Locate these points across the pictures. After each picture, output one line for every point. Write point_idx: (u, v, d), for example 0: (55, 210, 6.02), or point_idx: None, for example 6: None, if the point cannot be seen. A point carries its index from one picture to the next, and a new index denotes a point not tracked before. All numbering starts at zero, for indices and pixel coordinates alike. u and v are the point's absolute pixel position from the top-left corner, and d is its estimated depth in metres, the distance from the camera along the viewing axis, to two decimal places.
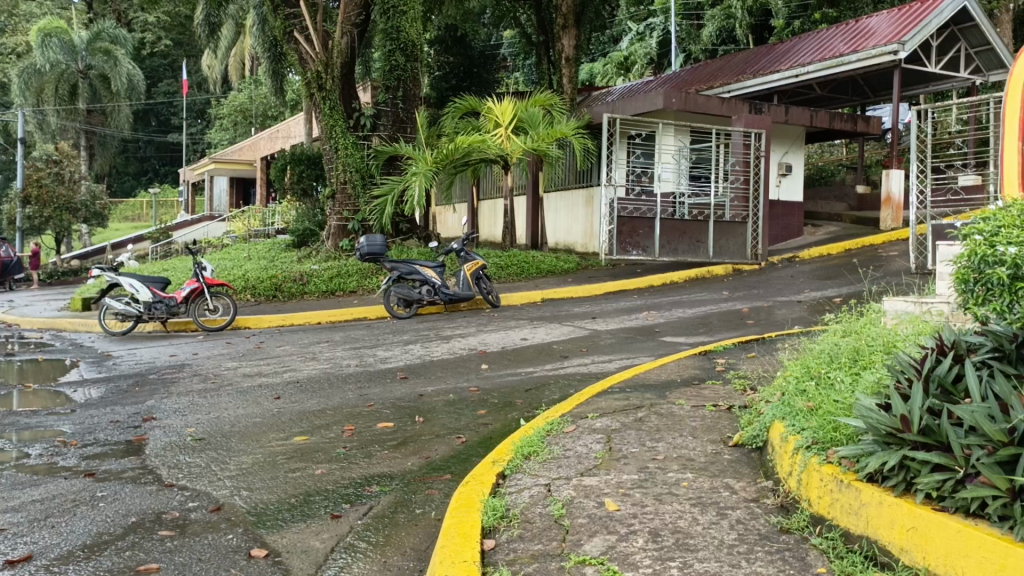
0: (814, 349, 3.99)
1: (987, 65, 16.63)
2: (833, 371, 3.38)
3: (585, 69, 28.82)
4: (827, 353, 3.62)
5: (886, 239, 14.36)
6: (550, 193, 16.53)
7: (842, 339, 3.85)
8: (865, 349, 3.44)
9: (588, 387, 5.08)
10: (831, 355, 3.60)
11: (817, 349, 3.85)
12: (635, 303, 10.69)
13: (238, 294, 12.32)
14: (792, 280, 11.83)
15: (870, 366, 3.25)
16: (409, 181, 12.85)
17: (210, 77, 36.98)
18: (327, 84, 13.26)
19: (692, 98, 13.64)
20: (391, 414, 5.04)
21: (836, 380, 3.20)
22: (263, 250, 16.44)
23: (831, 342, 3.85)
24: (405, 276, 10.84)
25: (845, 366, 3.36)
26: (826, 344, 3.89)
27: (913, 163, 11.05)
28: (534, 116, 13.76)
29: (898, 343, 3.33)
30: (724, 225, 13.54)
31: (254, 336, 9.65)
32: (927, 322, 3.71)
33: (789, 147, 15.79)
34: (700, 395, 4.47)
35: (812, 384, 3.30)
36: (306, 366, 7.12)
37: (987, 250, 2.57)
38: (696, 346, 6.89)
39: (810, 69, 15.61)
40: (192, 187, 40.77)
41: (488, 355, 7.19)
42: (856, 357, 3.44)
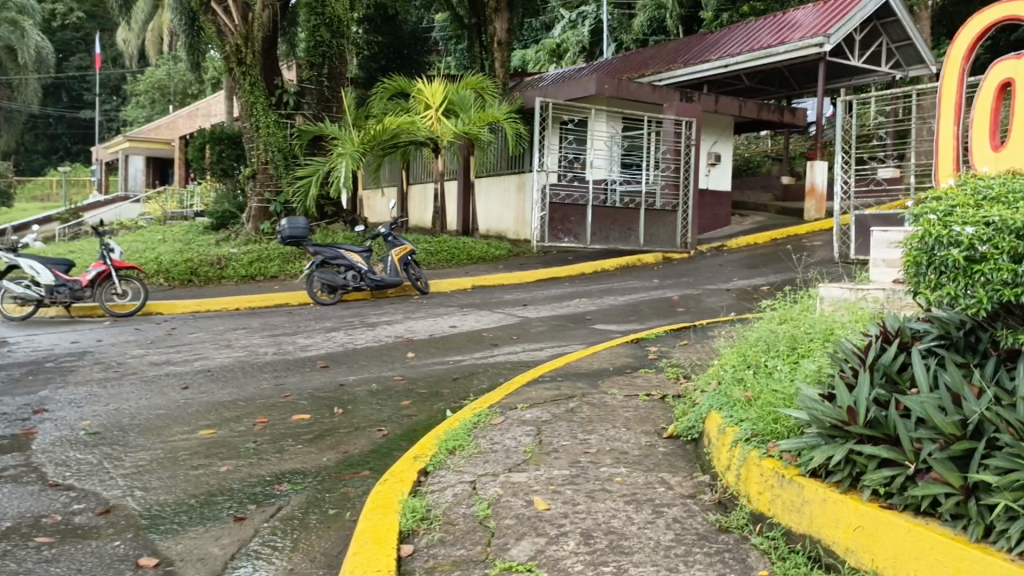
0: (750, 336, 3.87)
1: (906, 60, 17.09)
2: (770, 360, 3.24)
3: (517, 55, 28.63)
4: (763, 341, 3.50)
5: (810, 230, 14.62)
6: (481, 178, 16.25)
7: (778, 327, 3.73)
8: (803, 337, 3.32)
9: (518, 376, 4.88)
10: (767, 342, 3.48)
11: (752, 336, 3.72)
12: (566, 290, 10.56)
13: (150, 279, 11.71)
14: (721, 268, 11.88)
15: (809, 355, 3.13)
16: (334, 162, 12.42)
17: (127, 53, 35.38)
18: (247, 58, 12.70)
19: (624, 85, 13.57)
20: (309, 405, 4.75)
21: (774, 369, 3.07)
22: (179, 233, 15.74)
23: (766, 329, 3.73)
24: (329, 260, 10.46)
25: (782, 354, 3.23)
26: (762, 331, 3.76)
27: (838, 154, 11.20)
28: (464, 99, 13.56)
29: (837, 331, 3.22)
30: (654, 213, 13.48)
31: (166, 323, 9.15)
32: (865, 309, 3.63)
33: (718, 137, 15.93)
34: (633, 384, 4.32)
35: (749, 373, 3.17)
36: (220, 354, 6.73)
37: (941, 231, 2.39)
38: (627, 333, 6.78)
39: (739, 60, 15.72)
40: (107, 167, 39.03)
41: (414, 343, 6.92)
42: (794, 345, 3.32)
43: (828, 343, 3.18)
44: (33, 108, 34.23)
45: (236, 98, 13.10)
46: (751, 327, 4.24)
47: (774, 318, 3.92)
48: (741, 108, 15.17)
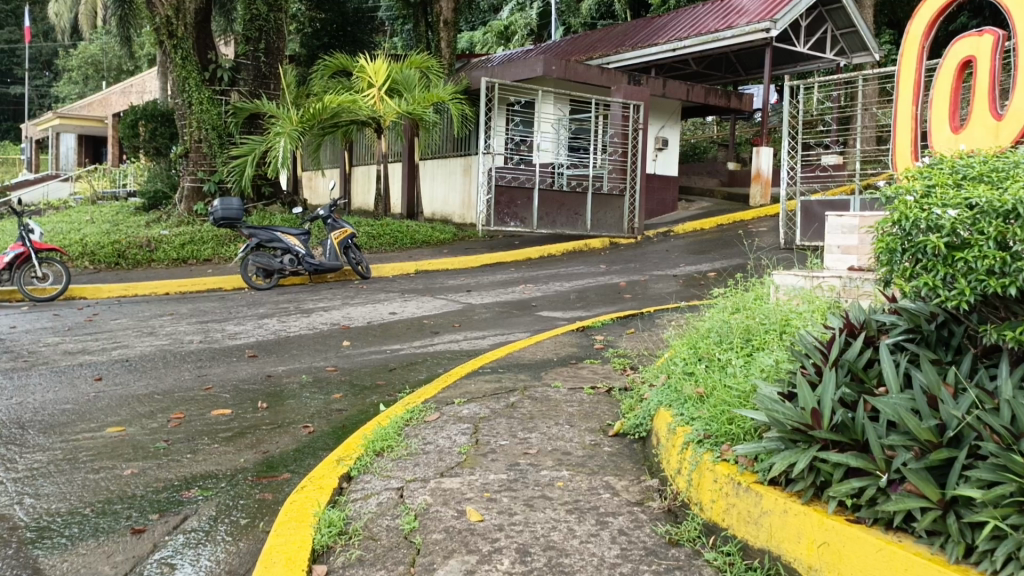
0: (700, 327, 3.67)
1: (850, 47, 17.20)
2: (722, 353, 3.04)
3: (465, 37, 28.21)
4: (715, 332, 3.29)
5: (756, 216, 14.63)
6: (426, 160, 15.86)
7: (730, 317, 3.53)
8: (757, 328, 3.13)
9: (456, 367, 4.61)
10: (720, 333, 3.27)
11: (703, 326, 3.51)
12: (511, 275, 10.30)
13: (73, 261, 11.08)
14: (667, 254, 11.76)
15: (764, 348, 2.93)
16: (272, 142, 11.99)
17: (58, 26, 33.86)
18: (179, 31, 12.06)
19: (572, 67, 13.35)
20: (230, 399, 4.39)
21: (729, 363, 2.86)
22: (108, 214, 15.03)
23: (718, 319, 3.52)
24: (265, 243, 10.00)
25: (736, 347, 3.03)
26: (712, 321, 3.55)
27: (786, 139, 11.14)
28: (409, 79, 13.12)
29: (794, 323, 3.03)
30: (602, 197, 13.28)
31: (89, 308, 8.62)
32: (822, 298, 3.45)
33: (666, 121, 15.83)
34: (577, 376, 4.08)
35: (701, 367, 2.95)
36: (140, 342, 6.29)
37: (919, 214, 2.23)
38: (573, 321, 6.56)
39: (687, 45, 15.62)
40: (36, 145, 37.38)
41: (350, 331, 6.58)
42: (748, 337, 3.12)
43: (784, 335, 2.99)
44: None
45: (166, 72, 12.45)
46: (702, 317, 4.04)
47: (725, 307, 3.72)
48: (689, 93, 15.08)
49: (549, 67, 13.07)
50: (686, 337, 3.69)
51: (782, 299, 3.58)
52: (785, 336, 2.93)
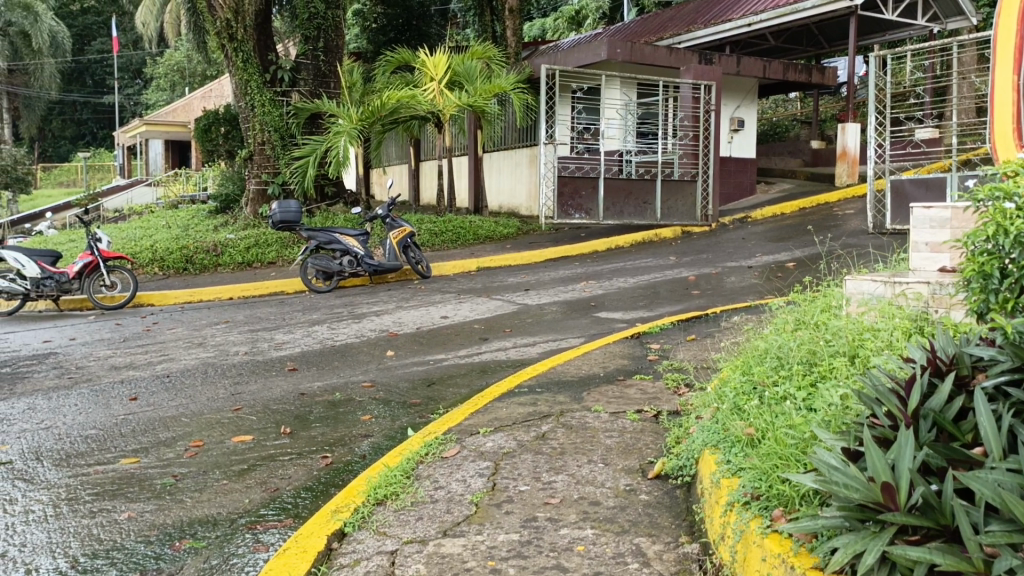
0: (758, 344, 3.20)
1: (944, 12, 15.96)
2: (780, 383, 2.58)
3: (535, 25, 27.74)
4: (773, 355, 2.83)
5: (841, 198, 13.73)
6: (492, 152, 15.51)
7: (794, 335, 3.04)
8: (822, 352, 2.65)
9: (495, 384, 4.24)
10: (781, 355, 2.81)
11: (759, 347, 3.04)
12: (575, 271, 9.86)
13: (143, 268, 11.19)
14: (744, 242, 11.08)
15: (831, 377, 2.47)
16: (332, 141, 11.78)
17: (145, 35, 34.97)
18: (239, 33, 12.12)
19: (638, 48, 12.77)
20: (256, 421, 4.12)
21: (787, 398, 2.41)
22: (183, 218, 15.27)
23: (776, 339, 3.04)
24: (323, 246, 9.88)
25: (798, 376, 2.57)
26: (770, 340, 3.07)
27: (872, 115, 10.29)
28: (470, 70, 12.78)
29: (868, 347, 2.56)
30: (672, 184, 12.64)
31: (150, 317, 8.61)
32: (903, 312, 2.96)
33: (742, 101, 15.02)
34: (623, 398, 3.62)
35: (756, 401, 2.51)
36: (186, 355, 6.14)
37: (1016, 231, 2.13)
38: (633, 324, 6.08)
39: (763, 19, 14.71)
40: (127, 152, 38.79)
41: (399, 340, 6.28)
42: (812, 362, 2.66)
43: (855, 362, 2.51)
44: (52, 94, 34.23)
45: (229, 76, 12.56)
46: (762, 332, 3.55)
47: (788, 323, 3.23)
48: (765, 70, 14.25)
49: (613, 51, 12.53)
50: (740, 357, 3.23)
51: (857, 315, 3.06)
52: (856, 365, 2.46)
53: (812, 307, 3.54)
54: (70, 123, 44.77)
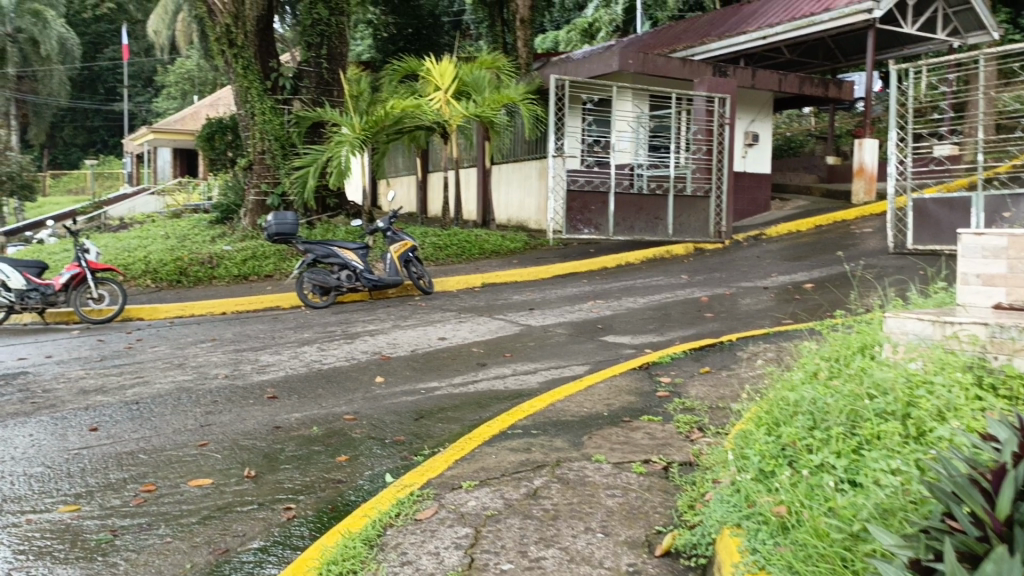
0: (786, 389, 2.81)
1: (965, 27, 15.53)
2: (818, 452, 2.22)
3: (549, 38, 27.46)
4: (806, 411, 2.46)
5: (858, 215, 13.28)
6: (501, 165, 15.13)
7: (828, 386, 2.66)
8: (866, 412, 2.29)
9: (490, 422, 3.80)
10: (817, 412, 2.44)
11: (786, 398, 2.66)
12: (582, 289, 9.43)
13: (135, 279, 10.85)
14: (758, 261, 10.63)
15: (884, 449, 2.11)
16: (333, 150, 11.40)
17: (157, 43, 34.92)
18: (239, 39, 11.84)
19: (650, 59, 12.40)
20: (220, 461, 3.72)
21: (830, 478, 2.05)
22: (183, 228, 14.97)
23: (805, 388, 2.66)
24: (320, 259, 9.49)
25: (841, 443, 2.21)
26: (798, 390, 2.70)
27: (893, 130, 9.85)
28: (478, 80, 12.50)
29: (924, 412, 2.21)
30: (685, 199, 12.19)
31: (135, 333, 8.25)
32: (959, 364, 2.57)
33: (756, 115, 14.60)
34: (629, 444, 3.19)
35: (791, 476, 2.14)
36: (162, 378, 5.76)
37: None
38: (641, 352, 5.65)
39: (778, 32, 14.35)
40: (137, 160, 38.72)
41: (390, 364, 5.86)
42: (856, 426, 2.29)
43: (911, 433, 2.15)
44: (62, 101, 34.25)
45: (230, 83, 12.27)
46: (790, 376, 3.12)
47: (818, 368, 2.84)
48: (781, 83, 13.84)
49: (625, 61, 12.17)
50: (763, 407, 2.84)
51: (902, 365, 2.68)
52: (913, 439, 2.11)
53: (848, 358, 3.09)
54: (81, 131, 44.85)
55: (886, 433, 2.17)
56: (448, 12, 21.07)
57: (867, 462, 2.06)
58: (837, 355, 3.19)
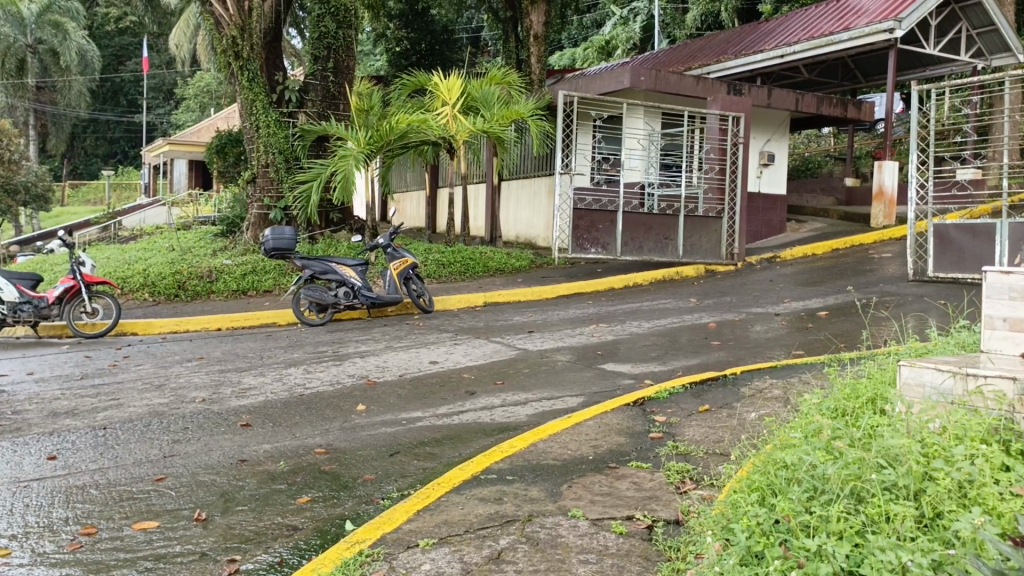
0: (781, 449, 2.59)
1: (989, 48, 15.17)
2: (816, 534, 2.01)
3: (566, 54, 27.30)
4: (805, 478, 2.26)
5: (876, 239, 12.90)
6: (510, 181, 14.93)
7: (830, 448, 2.45)
8: (874, 491, 2.10)
9: (468, 462, 3.51)
10: (815, 484, 2.22)
11: (781, 460, 2.45)
12: (587, 311, 9.13)
13: (133, 293, 10.66)
14: (770, 285, 10.29)
15: (895, 539, 1.92)
16: (336, 165, 11.20)
17: (176, 56, 35.13)
18: (245, 51, 11.64)
19: (663, 76, 12.17)
20: (172, 500, 3.45)
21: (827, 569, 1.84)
22: (188, 240, 14.81)
23: (803, 449, 2.45)
24: (318, 276, 9.25)
25: (844, 525, 2.00)
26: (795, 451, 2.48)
27: (914, 152, 9.51)
28: (487, 96, 12.26)
29: (940, 498, 2.03)
30: (696, 220, 11.87)
31: (124, 349, 8.02)
32: (983, 425, 2.36)
33: (773, 134, 14.28)
34: (611, 497, 2.87)
35: (784, 561, 1.92)
36: (136, 401, 5.51)
37: None
38: (640, 384, 5.33)
39: (796, 50, 14.08)
40: (154, 171, 38.86)
41: (376, 391, 5.58)
42: (862, 505, 2.09)
43: (924, 523, 1.97)
44: (81, 111, 34.42)
45: (235, 95, 12.14)
46: (790, 431, 2.86)
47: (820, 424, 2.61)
48: (798, 103, 13.53)
49: (637, 78, 11.95)
50: (755, 467, 2.61)
51: (913, 424, 2.47)
52: (926, 532, 1.92)
53: (858, 412, 2.85)
54: (101, 141, 45.09)
55: (897, 515, 1.98)
56: (463, 27, 20.93)
57: (874, 550, 1.87)
58: (845, 409, 2.93)
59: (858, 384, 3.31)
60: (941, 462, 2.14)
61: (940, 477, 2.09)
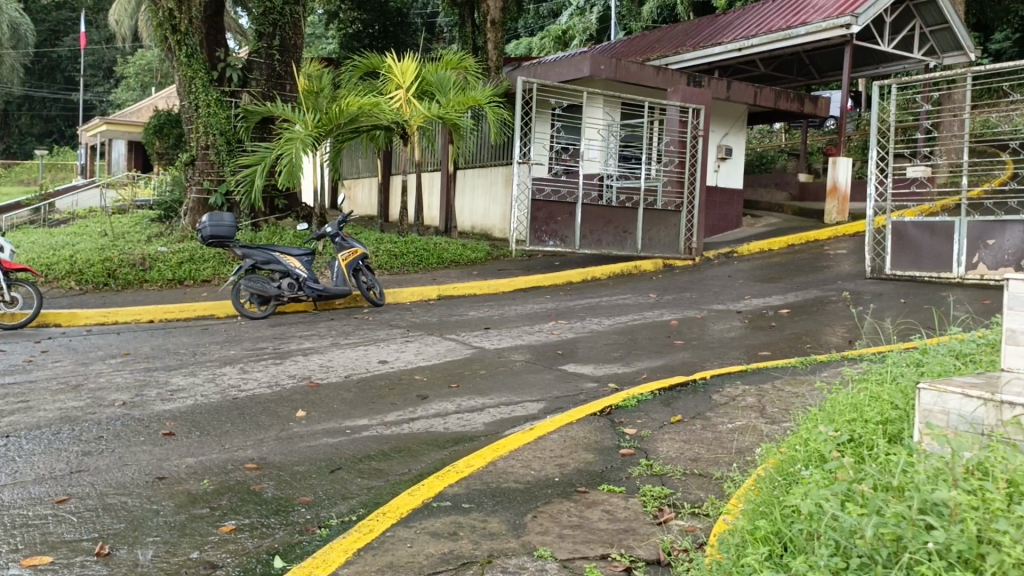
0: (790, 489, 2.27)
1: (941, 47, 15.20)
2: None
3: (522, 44, 26.90)
4: (830, 534, 1.93)
5: (832, 235, 12.82)
6: (466, 169, 14.49)
7: (854, 495, 2.10)
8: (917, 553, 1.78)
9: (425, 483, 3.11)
10: (842, 543, 1.90)
11: (795, 506, 2.12)
12: (544, 307, 8.77)
13: (58, 281, 9.95)
14: (730, 281, 10.07)
15: None
16: (282, 148, 10.62)
17: (117, 33, 33.65)
18: (183, 25, 11.12)
19: (623, 65, 11.87)
20: (70, 529, 2.98)
21: None
22: (122, 225, 14.02)
23: (822, 494, 2.10)
24: (260, 266, 8.71)
25: None
26: (812, 496, 2.14)
27: (874, 148, 9.35)
28: (443, 80, 11.81)
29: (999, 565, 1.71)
30: (655, 213, 11.60)
31: (44, 342, 7.38)
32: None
33: (730, 128, 14.11)
34: (582, 529, 2.50)
35: None
36: (47, 404, 4.96)
37: None
38: (604, 389, 5.00)
39: (753, 44, 13.89)
40: (91, 152, 37.28)
41: (318, 394, 5.13)
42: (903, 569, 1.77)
43: None
44: (13, 88, 32.76)
45: (173, 71, 11.51)
46: (791, 466, 2.54)
47: (838, 463, 2.26)
48: (757, 96, 13.36)
49: (596, 67, 11.63)
50: (761, 511, 2.27)
51: (949, 463, 2.15)
52: None
53: (871, 442, 2.57)
54: (37, 120, 43.11)
55: None
56: (418, 11, 20.39)
57: None
58: (859, 442, 2.61)
59: (854, 403, 3.01)
60: (999, 520, 1.81)
61: (997, 537, 1.77)
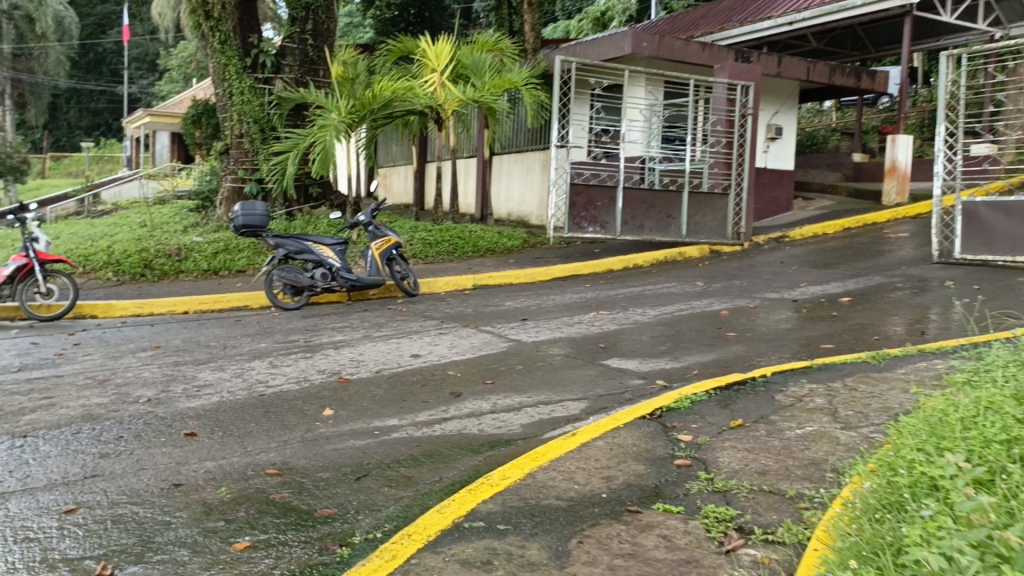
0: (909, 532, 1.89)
1: (1009, 16, 14.42)
2: None
3: (561, 27, 26.40)
4: None
5: (889, 217, 12.23)
6: (502, 155, 14.17)
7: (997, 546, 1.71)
8: None
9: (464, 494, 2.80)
10: None
11: (919, 558, 1.74)
12: (585, 296, 8.41)
13: (95, 272, 9.88)
14: (781, 268, 9.59)
15: None
16: (314, 135, 10.41)
17: (160, 26, 33.90)
18: (216, 11, 10.93)
19: (666, 42, 11.40)
20: (74, 545, 2.71)
21: None
22: (160, 216, 13.97)
23: (955, 543, 1.72)
24: (292, 255, 8.50)
25: None
26: (941, 544, 1.75)
27: (941, 122, 8.78)
28: (478, 63, 11.47)
29: None
30: (701, 196, 11.15)
31: (76, 335, 7.25)
32: None
33: (780, 106, 13.53)
34: (637, 558, 2.19)
35: None
36: (70, 400, 4.75)
37: None
38: (651, 387, 4.65)
39: (805, 17, 13.25)
40: (135, 144, 37.72)
41: (348, 391, 4.86)
42: None
43: None
44: (61, 81, 33.20)
45: (207, 59, 11.36)
46: (903, 496, 2.15)
47: (977, 503, 1.86)
48: (809, 72, 12.77)
49: (638, 44, 11.19)
50: (869, 556, 1.90)
51: None
52: None
53: (999, 467, 2.18)
54: (86, 113, 43.82)
55: None
56: None
57: None
58: (987, 466, 2.19)
59: (965, 418, 2.60)
60: None
61: None
